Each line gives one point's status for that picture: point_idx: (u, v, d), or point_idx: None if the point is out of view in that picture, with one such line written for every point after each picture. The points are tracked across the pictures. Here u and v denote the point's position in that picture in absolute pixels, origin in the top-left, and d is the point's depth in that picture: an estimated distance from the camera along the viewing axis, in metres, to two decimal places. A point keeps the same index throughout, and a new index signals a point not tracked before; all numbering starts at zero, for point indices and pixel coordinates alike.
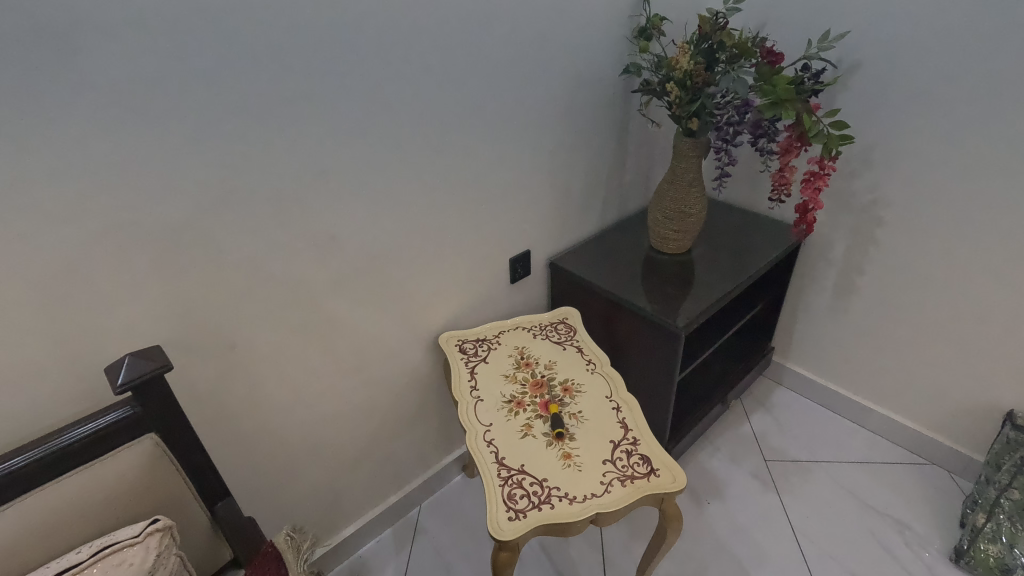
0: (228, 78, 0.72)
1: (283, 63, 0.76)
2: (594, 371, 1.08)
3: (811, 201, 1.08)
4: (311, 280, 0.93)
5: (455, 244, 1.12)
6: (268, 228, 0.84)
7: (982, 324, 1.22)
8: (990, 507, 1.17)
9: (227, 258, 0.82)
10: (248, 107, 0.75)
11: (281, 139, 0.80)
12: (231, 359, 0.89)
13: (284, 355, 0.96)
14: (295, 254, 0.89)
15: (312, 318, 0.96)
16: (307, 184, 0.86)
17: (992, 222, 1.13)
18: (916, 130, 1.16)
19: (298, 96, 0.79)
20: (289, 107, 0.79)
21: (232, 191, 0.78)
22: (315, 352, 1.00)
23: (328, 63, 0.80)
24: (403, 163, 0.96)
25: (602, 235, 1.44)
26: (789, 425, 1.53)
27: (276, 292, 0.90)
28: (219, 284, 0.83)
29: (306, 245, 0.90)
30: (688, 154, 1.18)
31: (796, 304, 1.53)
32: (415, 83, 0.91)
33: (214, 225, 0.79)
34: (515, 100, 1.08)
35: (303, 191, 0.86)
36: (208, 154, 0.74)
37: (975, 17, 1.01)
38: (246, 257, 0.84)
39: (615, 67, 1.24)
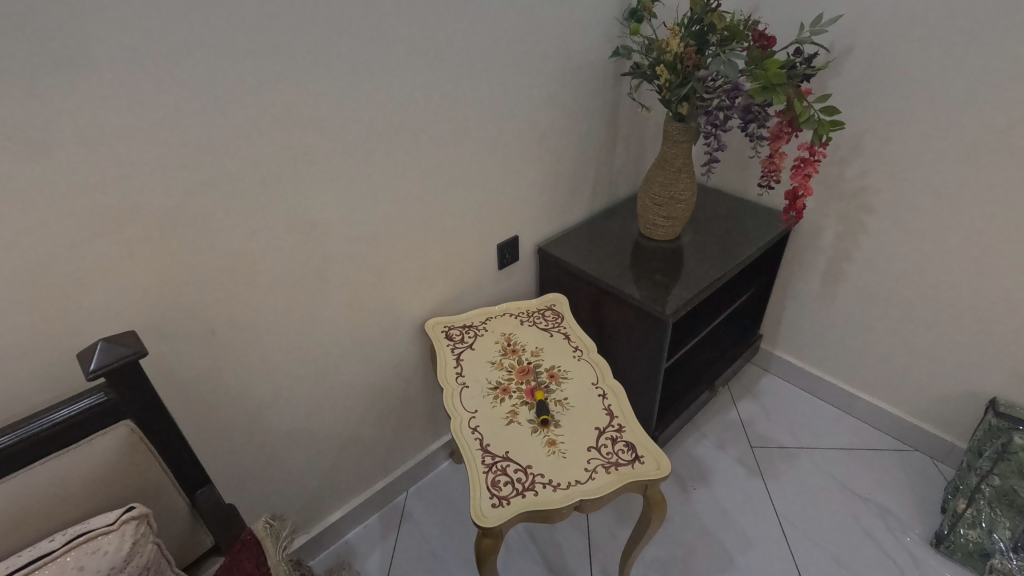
0: (206, 51, 0.69)
1: (261, 41, 0.73)
2: (581, 358, 1.08)
3: (800, 187, 1.07)
4: (293, 265, 0.91)
5: (442, 229, 1.11)
6: (249, 210, 0.82)
7: (968, 313, 1.22)
8: (971, 493, 1.18)
9: (206, 242, 0.80)
10: (226, 86, 0.73)
11: (261, 119, 0.78)
12: (211, 345, 0.87)
13: (267, 341, 0.94)
14: (277, 239, 0.87)
15: (294, 302, 0.94)
16: (288, 167, 0.83)
17: (981, 210, 1.13)
18: (907, 116, 1.15)
19: (277, 76, 0.77)
20: (268, 86, 0.76)
21: (212, 171, 0.76)
22: (298, 338, 0.98)
23: (309, 37, 0.77)
24: (388, 144, 0.93)
25: (591, 221, 1.43)
26: (776, 412, 1.54)
27: (257, 277, 0.88)
28: (199, 269, 0.81)
29: (287, 229, 0.88)
30: (678, 140, 1.17)
31: (784, 292, 1.53)
32: (399, 63, 0.88)
33: (191, 208, 0.76)
34: (503, 81, 1.05)
35: (284, 173, 0.83)
36: (185, 135, 0.72)
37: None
38: (225, 241, 0.82)
39: (606, 49, 1.21)
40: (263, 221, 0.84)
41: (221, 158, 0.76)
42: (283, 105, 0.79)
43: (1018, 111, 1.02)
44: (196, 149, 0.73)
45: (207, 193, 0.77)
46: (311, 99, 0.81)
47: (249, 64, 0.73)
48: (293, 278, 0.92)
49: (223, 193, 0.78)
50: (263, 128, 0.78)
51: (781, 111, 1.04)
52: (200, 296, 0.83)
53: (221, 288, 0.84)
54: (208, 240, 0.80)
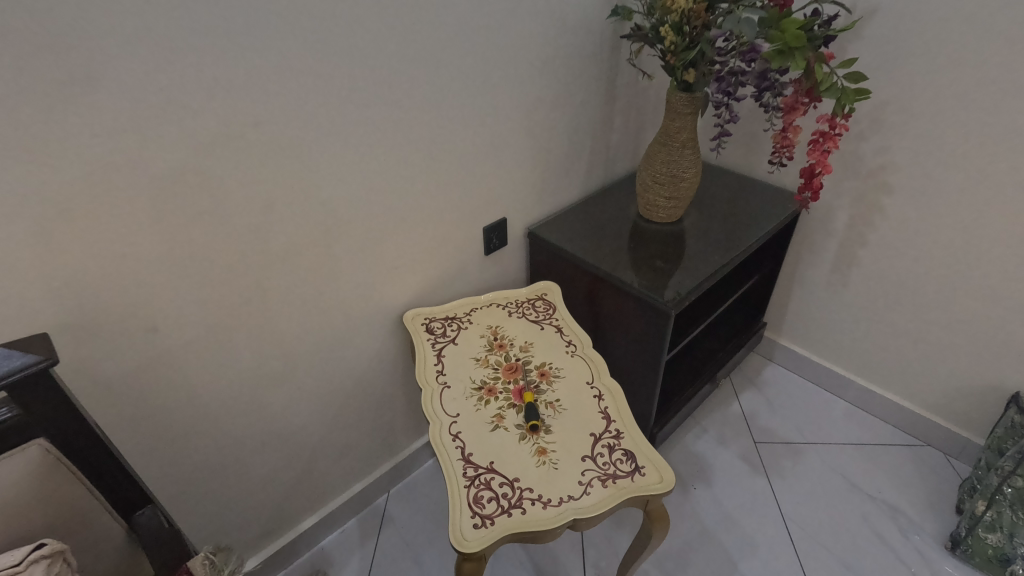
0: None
1: None
2: (575, 353, 0.98)
3: (818, 164, 0.96)
4: (248, 253, 0.80)
5: (421, 210, 1.00)
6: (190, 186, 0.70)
7: (992, 302, 1.13)
8: (991, 495, 1.09)
9: (138, 227, 0.69)
10: (154, 41, 0.61)
11: (202, 83, 0.66)
12: (154, 344, 0.77)
13: (222, 336, 0.83)
14: (228, 224, 0.76)
15: (252, 292, 0.84)
16: (238, 140, 0.72)
17: (1012, 191, 1.03)
18: (934, 86, 1.04)
19: (219, 31, 0.65)
20: (208, 43, 0.64)
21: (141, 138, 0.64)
22: (258, 331, 0.88)
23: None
24: (356, 111, 0.82)
25: (586, 201, 1.32)
26: (780, 404, 1.46)
27: (205, 267, 0.77)
28: (132, 257, 0.70)
29: (239, 212, 0.77)
30: (683, 111, 1.06)
31: (791, 278, 1.43)
32: (367, 20, 0.76)
33: (118, 187, 0.65)
34: (488, 41, 0.93)
35: (233, 147, 0.72)
36: (104, 99, 0.60)
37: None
38: (164, 226, 0.71)
39: (603, 10, 1.09)
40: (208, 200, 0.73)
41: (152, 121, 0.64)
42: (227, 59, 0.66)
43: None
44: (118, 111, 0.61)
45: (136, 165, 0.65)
46: (262, 55, 0.69)
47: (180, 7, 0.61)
48: (249, 265, 0.81)
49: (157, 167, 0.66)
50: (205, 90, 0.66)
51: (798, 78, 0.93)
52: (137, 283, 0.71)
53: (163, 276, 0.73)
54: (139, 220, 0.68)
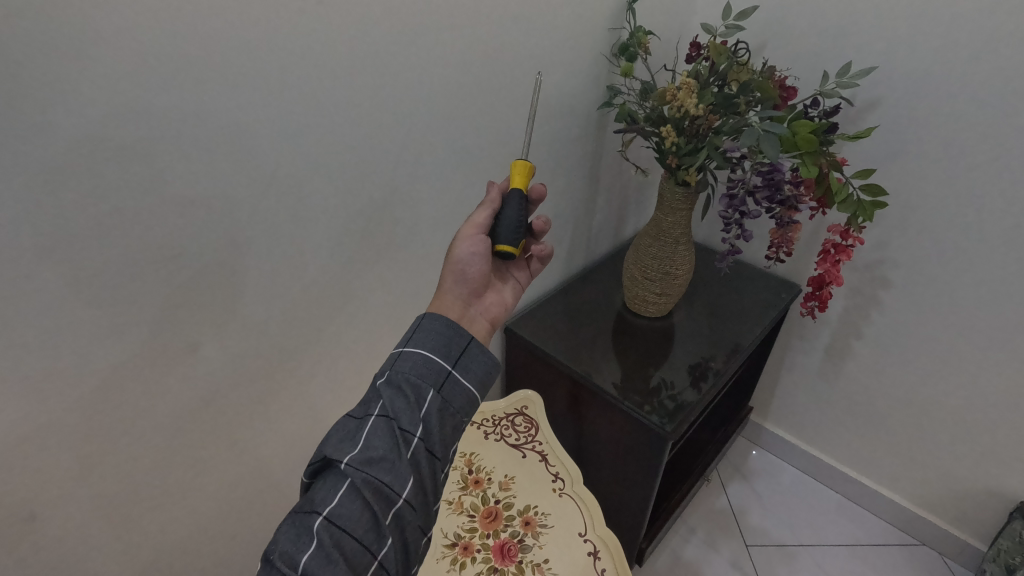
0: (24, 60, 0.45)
1: (156, 141, 0.53)
2: (562, 492, 0.85)
3: (828, 275, 0.87)
4: (192, 398, 0.68)
5: (380, 315, 0.86)
6: (97, 311, 0.56)
7: (985, 404, 1.08)
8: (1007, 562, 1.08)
9: (55, 400, 0.56)
10: (91, 191, 0.51)
11: (150, 226, 0.56)
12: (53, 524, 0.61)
13: (142, 488, 0.67)
14: (167, 370, 0.64)
15: (181, 433, 0.68)
16: (192, 278, 0.61)
17: (1016, 295, 0.97)
18: (936, 185, 0.98)
19: (173, 166, 0.55)
20: (156, 182, 0.54)
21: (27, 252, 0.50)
22: (195, 481, 0.73)
23: (193, 62, 0.52)
24: (300, 212, 0.68)
25: (566, 287, 1.21)
26: (769, 497, 1.37)
27: (142, 423, 0.64)
28: (38, 430, 0.56)
29: (182, 354, 0.64)
30: (679, 205, 0.95)
31: (779, 363, 1.35)
32: (320, 126, 0.65)
33: (41, 351, 0.54)
34: (461, 130, 0.82)
35: (189, 288, 0.61)
36: (40, 256, 0.50)
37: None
38: (90, 387, 0.58)
39: (590, 93, 1.00)
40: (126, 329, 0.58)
41: (43, 221, 0.49)
42: (149, 156, 0.53)
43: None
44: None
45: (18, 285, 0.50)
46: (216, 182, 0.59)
47: (101, 91, 0.48)
48: (178, 403, 0.66)
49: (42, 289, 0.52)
50: (125, 190, 0.53)
51: (794, 167, 0.80)
52: (34, 439, 0.57)
53: (57, 427, 0.57)
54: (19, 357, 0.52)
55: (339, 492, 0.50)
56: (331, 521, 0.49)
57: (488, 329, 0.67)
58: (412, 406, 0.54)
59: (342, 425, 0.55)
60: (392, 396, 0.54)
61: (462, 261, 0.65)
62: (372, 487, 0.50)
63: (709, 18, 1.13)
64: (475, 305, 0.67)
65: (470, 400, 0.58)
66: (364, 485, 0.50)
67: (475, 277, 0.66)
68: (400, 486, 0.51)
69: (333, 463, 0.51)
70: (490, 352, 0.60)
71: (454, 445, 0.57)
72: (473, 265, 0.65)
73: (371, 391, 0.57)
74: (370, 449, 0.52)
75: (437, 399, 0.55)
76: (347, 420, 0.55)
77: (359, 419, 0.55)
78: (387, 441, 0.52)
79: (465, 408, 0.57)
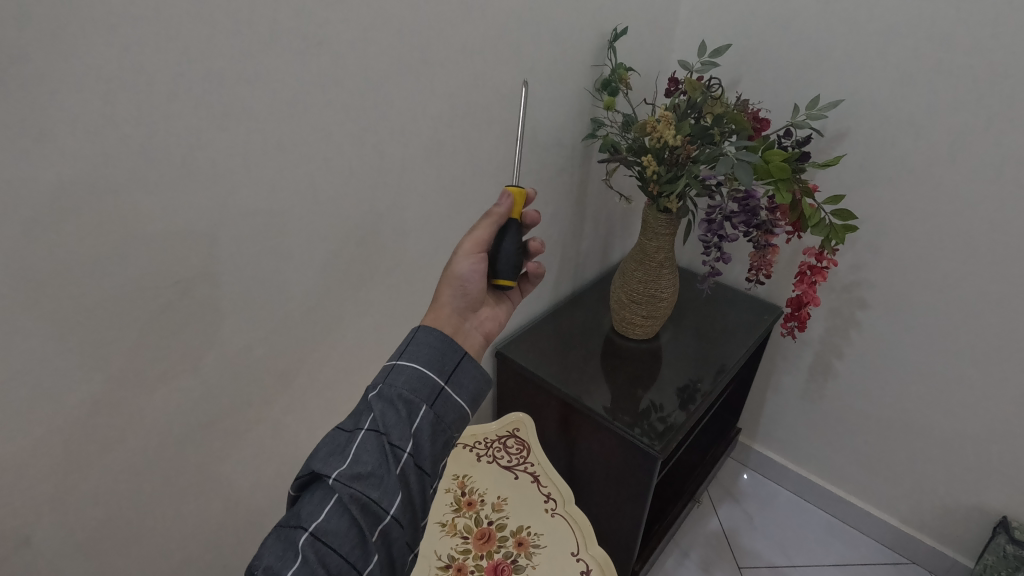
0: (45, 101, 0.48)
1: (162, 171, 0.57)
2: (554, 512, 0.86)
3: (805, 296, 0.91)
4: (187, 417, 0.69)
5: (373, 338, 0.89)
6: (101, 331, 0.59)
7: (961, 419, 1.11)
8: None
9: (56, 417, 0.58)
10: (100, 217, 0.54)
11: (153, 250, 0.59)
12: (48, 542, 0.63)
13: (140, 507, 0.69)
14: (164, 389, 0.66)
15: (175, 452, 0.70)
16: (192, 301, 0.64)
17: (983, 313, 1.01)
18: (902, 209, 1.03)
19: (176, 194, 0.58)
20: (161, 209, 0.58)
21: (41, 277, 0.53)
22: (188, 500, 0.74)
23: (200, 100, 0.57)
24: (295, 236, 0.71)
25: (555, 311, 1.24)
26: (759, 519, 1.39)
27: (139, 441, 0.66)
28: (38, 446, 0.58)
29: (180, 374, 0.67)
30: (662, 230, 0.99)
31: (765, 384, 1.38)
32: (316, 156, 0.69)
33: (46, 369, 0.56)
34: (450, 159, 0.86)
35: (188, 310, 0.64)
36: (50, 278, 0.53)
37: (997, 77, 0.87)
38: (90, 405, 0.60)
39: (575, 125, 1.05)
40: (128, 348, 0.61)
41: (55, 245, 0.53)
42: (155, 185, 0.57)
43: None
44: (15, 237, 0.50)
45: (32, 309, 0.53)
46: (216, 209, 0.62)
47: (115, 128, 0.52)
48: (173, 422, 0.68)
49: (53, 311, 0.55)
50: (131, 217, 0.56)
51: (768, 193, 0.85)
52: (35, 456, 0.59)
53: (58, 444, 0.60)
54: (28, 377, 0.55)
55: (326, 508, 0.51)
56: (317, 537, 0.50)
57: (481, 343, 0.70)
58: (402, 422, 0.56)
59: (332, 438, 0.56)
60: (384, 410, 0.56)
61: (463, 276, 0.67)
62: (358, 501, 0.52)
63: (686, 55, 1.20)
64: (469, 319, 0.70)
65: (460, 415, 0.60)
66: (351, 500, 0.52)
67: (473, 295, 0.68)
68: (387, 501, 0.53)
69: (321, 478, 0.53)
70: (481, 369, 0.62)
71: (442, 459, 0.58)
72: (473, 282, 0.68)
73: (362, 404, 0.58)
74: (359, 464, 0.53)
75: (429, 414, 0.57)
76: (337, 432, 0.57)
77: (349, 433, 0.56)
78: (376, 456, 0.54)
79: (454, 424, 0.59)
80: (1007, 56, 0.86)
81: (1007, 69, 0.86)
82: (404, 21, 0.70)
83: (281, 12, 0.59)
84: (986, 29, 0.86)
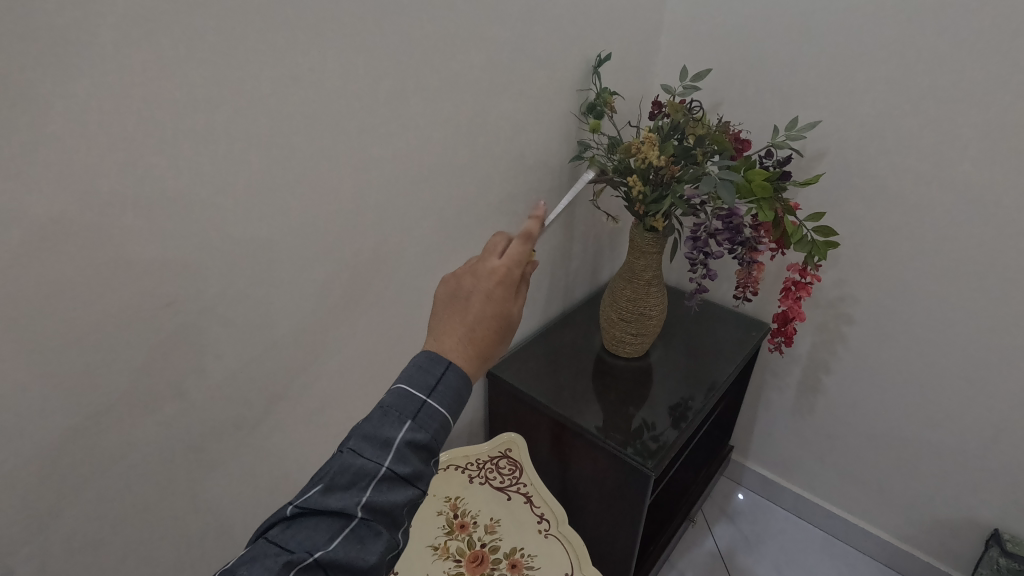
0: (40, 129, 0.49)
1: (155, 195, 0.58)
2: (548, 533, 0.85)
3: (791, 311, 0.92)
4: (177, 441, 0.69)
5: (363, 358, 0.89)
6: (93, 354, 0.59)
7: (949, 432, 1.12)
8: None
9: (44, 441, 0.58)
10: (94, 240, 0.55)
11: (146, 272, 0.60)
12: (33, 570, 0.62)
13: (128, 534, 0.68)
14: (154, 412, 0.66)
15: (164, 476, 0.69)
16: (184, 323, 0.64)
17: (965, 325, 1.03)
18: (881, 225, 1.06)
19: (170, 216, 0.59)
20: (155, 232, 0.59)
21: (30, 303, 0.53)
22: (178, 526, 0.74)
23: (193, 126, 0.58)
24: (285, 257, 0.72)
25: (546, 331, 1.25)
26: (754, 537, 1.38)
27: (126, 466, 0.65)
28: (26, 472, 0.58)
29: (169, 398, 0.66)
30: (649, 249, 1.00)
31: (755, 401, 1.39)
32: (307, 179, 0.70)
33: (35, 394, 0.56)
34: (439, 181, 0.87)
35: (178, 332, 0.64)
36: (42, 302, 0.54)
37: (965, 98, 0.91)
38: (79, 429, 0.60)
39: (562, 147, 1.07)
40: (119, 372, 0.61)
41: (46, 268, 0.53)
42: (148, 208, 0.58)
43: (1019, 218, 0.92)
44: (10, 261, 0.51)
45: (22, 334, 0.53)
46: (208, 231, 0.63)
47: (107, 155, 0.53)
48: (163, 446, 0.68)
49: (43, 338, 0.55)
50: (126, 240, 0.57)
51: (752, 211, 0.87)
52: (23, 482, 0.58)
53: (47, 468, 0.59)
54: (15, 404, 0.55)
55: (311, 532, 0.51)
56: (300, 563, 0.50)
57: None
58: (428, 452, 0.57)
59: (351, 462, 0.53)
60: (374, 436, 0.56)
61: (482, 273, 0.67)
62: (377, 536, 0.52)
63: (668, 79, 1.23)
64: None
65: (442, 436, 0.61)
66: (372, 536, 0.52)
67: None
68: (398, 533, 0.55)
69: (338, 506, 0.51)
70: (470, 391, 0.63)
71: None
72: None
73: (377, 427, 0.55)
74: (388, 496, 0.53)
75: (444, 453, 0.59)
76: (349, 454, 0.53)
77: None
78: (402, 491, 0.54)
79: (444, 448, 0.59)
80: (973, 79, 0.90)
81: (974, 90, 0.90)
82: (391, 47, 0.72)
83: (272, 40, 0.61)
84: (953, 52, 0.90)
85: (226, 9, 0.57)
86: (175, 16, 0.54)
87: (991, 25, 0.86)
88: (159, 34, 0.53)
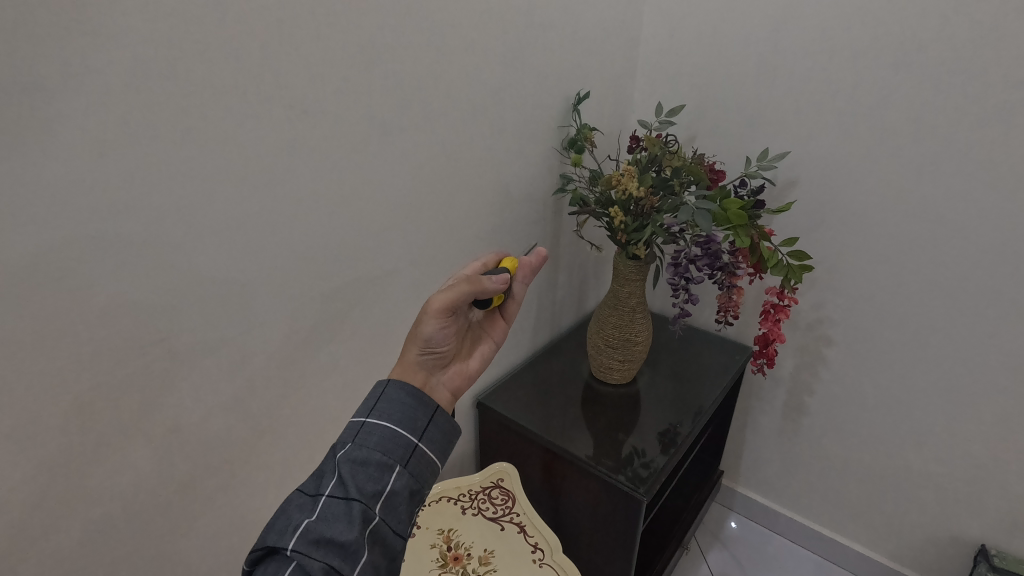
0: (46, 166, 0.52)
1: (154, 228, 0.60)
2: (543, 562, 0.85)
3: (771, 333, 0.95)
4: (167, 472, 0.69)
5: (354, 390, 0.90)
6: (86, 385, 0.59)
7: (930, 448, 1.15)
8: None
9: (35, 472, 0.58)
10: (92, 272, 0.57)
11: (142, 304, 0.61)
12: None
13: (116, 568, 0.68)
14: (146, 444, 0.66)
15: (154, 508, 0.69)
16: (178, 353, 0.66)
17: (936, 342, 1.07)
18: (852, 248, 1.10)
19: (167, 249, 0.61)
20: (151, 264, 0.61)
21: (27, 335, 0.54)
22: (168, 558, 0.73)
23: (190, 163, 0.61)
24: (277, 289, 0.74)
25: (535, 360, 1.26)
26: (748, 563, 1.38)
27: (116, 497, 0.65)
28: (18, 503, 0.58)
29: (160, 428, 0.67)
30: (632, 276, 1.03)
31: (743, 425, 1.40)
32: (299, 214, 0.72)
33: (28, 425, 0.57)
34: (427, 214, 0.90)
35: (171, 363, 0.66)
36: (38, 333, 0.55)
37: (920, 129, 0.97)
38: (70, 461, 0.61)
39: (546, 180, 1.11)
40: (113, 403, 0.62)
41: (44, 300, 0.55)
42: (145, 241, 0.60)
43: (978, 239, 0.98)
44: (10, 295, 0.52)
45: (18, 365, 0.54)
46: (203, 264, 0.65)
47: (108, 193, 0.56)
48: (153, 477, 0.68)
49: (37, 372, 0.56)
50: (124, 272, 0.59)
51: (729, 238, 0.90)
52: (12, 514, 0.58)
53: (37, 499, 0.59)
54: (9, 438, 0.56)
55: None
56: None
57: (448, 399, 0.71)
58: (374, 478, 0.57)
59: (291, 507, 0.55)
60: (352, 472, 0.56)
61: (430, 336, 0.69)
62: (322, 571, 0.51)
63: (645, 115, 1.29)
64: (437, 374, 0.72)
65: (433, 471, 0.61)
66: (314, 570, 0.50)
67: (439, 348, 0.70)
68: (353, 568, 0.52)
69: (279, 548, 0.51)
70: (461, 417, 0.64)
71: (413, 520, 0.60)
72: (440, 340, 0.70)
73: (325, 465, 0.58)
74: (329, 526, 0.53)
75: (404, 475, 0.58)
76: (298, 495, 0.56)
77: (312, 496, 0.56)
78: (346, 521, 0.53)
79: (428, 480, 0.60)
80: (925, 112, 0.96)
81: (927, 122, 0.96)
82: (380, 89, 0.76)
83: (269, 85, 0.65)
84: (907, 86, 0.96)
85: (226, 57, 0.60)
86: (177, 63, 0.57)
87: (938, 63, 0.93)
88: (161, 80, 0.56)
